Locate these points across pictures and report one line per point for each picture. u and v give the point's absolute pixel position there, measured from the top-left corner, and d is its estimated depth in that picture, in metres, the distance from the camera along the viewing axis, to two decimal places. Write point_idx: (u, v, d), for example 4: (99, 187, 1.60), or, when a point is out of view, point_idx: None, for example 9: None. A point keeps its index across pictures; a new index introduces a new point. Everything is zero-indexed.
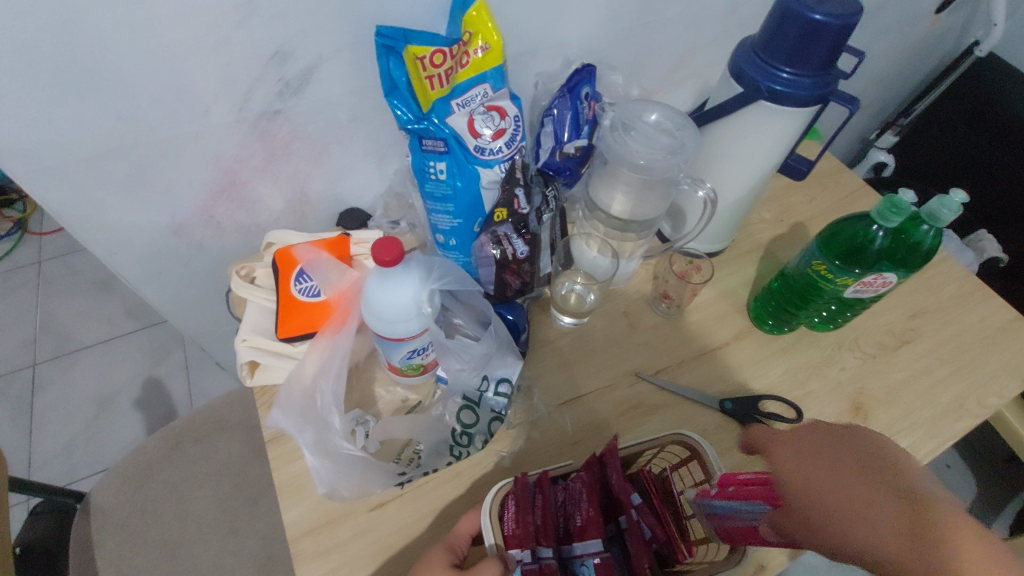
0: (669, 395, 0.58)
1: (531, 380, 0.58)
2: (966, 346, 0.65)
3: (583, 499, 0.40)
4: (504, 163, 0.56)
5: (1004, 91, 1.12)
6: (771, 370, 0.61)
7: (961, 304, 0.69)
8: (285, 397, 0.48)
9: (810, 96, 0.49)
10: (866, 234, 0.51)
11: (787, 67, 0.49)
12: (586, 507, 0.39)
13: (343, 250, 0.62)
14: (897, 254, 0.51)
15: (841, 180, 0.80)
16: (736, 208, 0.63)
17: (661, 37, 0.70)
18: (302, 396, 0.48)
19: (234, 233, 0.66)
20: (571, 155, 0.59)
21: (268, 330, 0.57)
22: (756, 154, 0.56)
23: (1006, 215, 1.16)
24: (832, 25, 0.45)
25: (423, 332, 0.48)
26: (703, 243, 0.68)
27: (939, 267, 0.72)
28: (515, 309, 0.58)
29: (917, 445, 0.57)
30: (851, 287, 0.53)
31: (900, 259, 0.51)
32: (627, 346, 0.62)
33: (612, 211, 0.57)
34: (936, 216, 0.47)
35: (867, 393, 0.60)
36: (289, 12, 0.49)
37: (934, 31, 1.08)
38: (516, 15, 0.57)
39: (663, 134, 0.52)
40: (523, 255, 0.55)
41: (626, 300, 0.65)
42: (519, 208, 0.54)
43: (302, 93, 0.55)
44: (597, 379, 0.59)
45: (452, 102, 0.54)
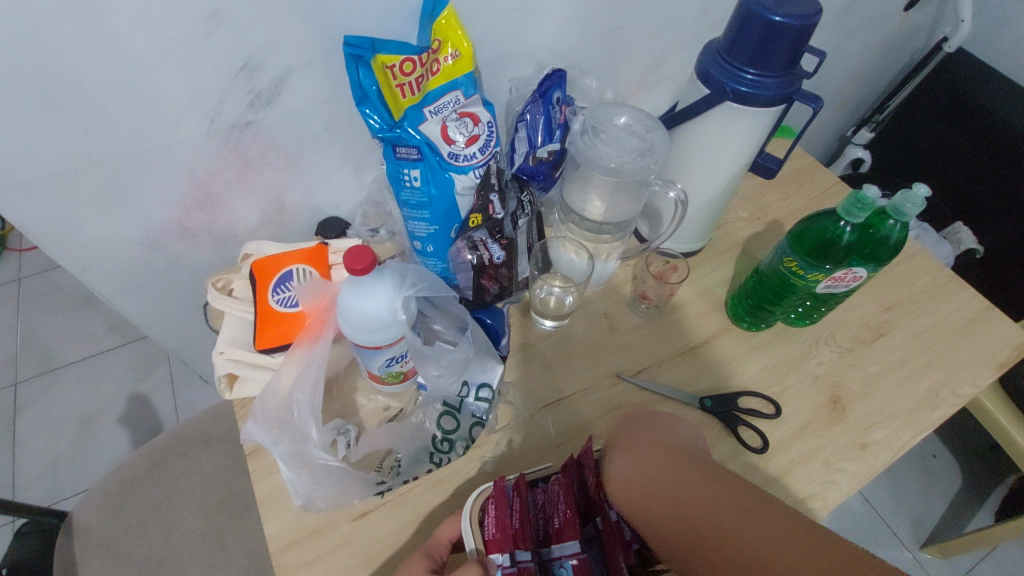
0: (649, 395, 0.59)
1: (513, 384, 0.59)
2: (940, 337, 0.66)
3: (560, 501, 0.41)
4: (479, 169, 0.57)
5: (973, 86, 1.15)
6: (749, 367, 0.62)
7: (934, 295, 0.70)
8: (262, 407, 0.48)
9: (775, 96, 0.50)
10: (835, 230, 0.52)
11: (750, 68, 0.50)
12: (563, 509, 0.40)
13: (322, 260, 0.62)
14: (866, 249, 0.52)
15: (816, 177, 0.81)
16: (711, 208, 0.64)
17: (633, 41, 0.71)
18: (278, 407, 0.48)
19: (211, 245, 0.66)
20: (544, 159, 0.59)
21: (246, 342, 0.57)
22: (728, 155, 0.57)
23: (979, 207, 1.18)
24: (791, 26, 0.46)
25: (399, 339, 0.48)
26: (680, 242, 0.68)
27: (912, 260, 0.74)
28: (495, 314, 0.58)
29: (895, 436, 0.58)
30: (823, 282, 0.54)
31: (868, 254, 0.52)
32: (608, 348, 0.62)
33: (587, 213, 0.58)
34: (900, 211, 0.48)
35: (844, 386, 0.61)
36: (256, 23, 0.49)
37: (904, 28, 1.10)
38: (486, 21, 0.58)
39: (632, 137, 0.52)
40: (500, 259, 0.56)
41: (606, 302, 0.66)
42: (494, 213, 0.55)
43: (274, 103, 0.55)
44: (578, 382, 0.59)
45: (424, 109, 0.54)
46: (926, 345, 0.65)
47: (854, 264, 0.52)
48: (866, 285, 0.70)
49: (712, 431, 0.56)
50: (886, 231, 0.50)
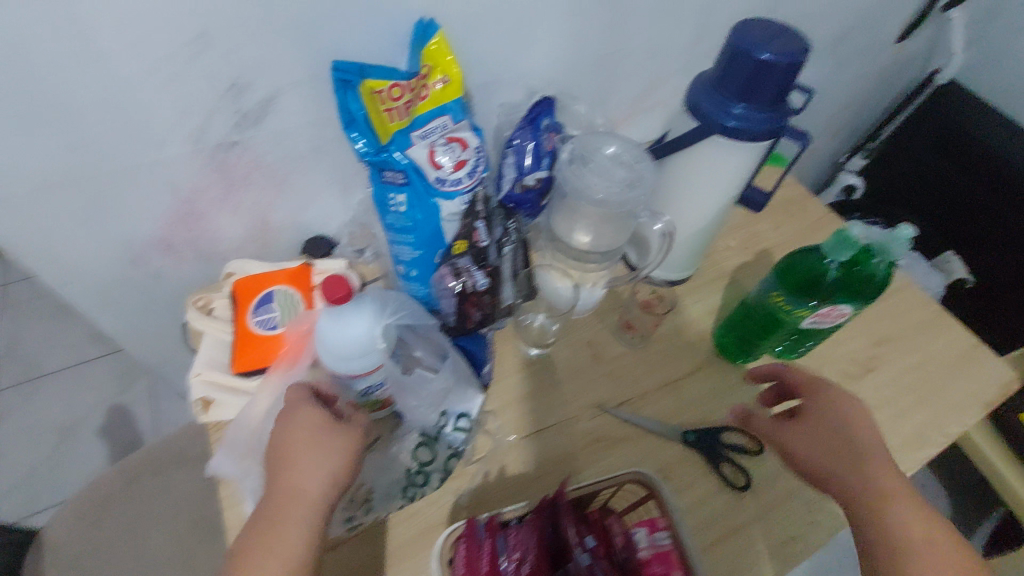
0: (632, 428, 0.58)
1: (494, 413, 0.58)
2: (927, 375, 0.66)
3: (530, 547, 0.39)
4: (465, 195, 0.56)
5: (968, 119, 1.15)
6: (734, 401, 0.61)
7: (922, 332, 0.70)
8: (232, 438, 0.48)
9: (764, 130, 0.50)
10: (820, 267, 0.51)
11: (739, 102, 0.50)
12: (531, 556, 0.39)
13: (305, 280, 0.61)
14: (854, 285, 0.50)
15: (808, 208, 0.81)
16: (699, 238, 0.63)
17: (626, 68, 0.71)
18: (251, 437, 0.48)
19: (194, 262, 0.64)
20: (531, 187, 0.59)
21: (224, 364, 0.56)
22: (716, 187, 0.57)
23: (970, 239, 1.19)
24: (779, 63, 0.46)
25: (377, 368, 0.46)
26: (668, 270, 0.68)
27: (902, 294, 0.74)
28: (478, 342, 0.58)
29: None
30: (808, 318, 0.54)
31: (857, 291, 0.51)
32: (592, 377, 0.62)
33: (573, 242, 0.57)
34: (887, 247, 0.49)
35: None
36: (244, 45, 0.48)
37: (897, 58, 1.11)
38: (477, 46, 0.58)
39: (619, 167, 0.52)
40: (484, 287, 0.55)
41: (592, 330, 0.65)
42: (479, 240, 0.54)
43: (260, 124, 0.54)
44: (560, 412, 0.59)
45: (412, 134, 0.53)
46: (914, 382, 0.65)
47: (840, 301, 0.51)
48: (854, 320, 0.70)
49: (695, 468, 0.56)
50: (868, 268, 0.50)
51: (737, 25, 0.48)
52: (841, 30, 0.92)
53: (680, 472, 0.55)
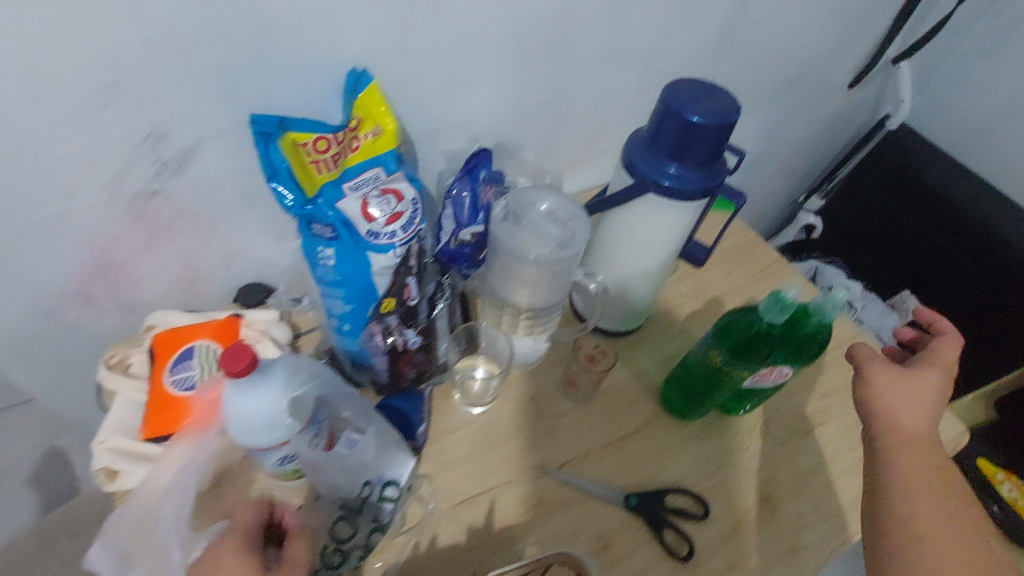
0: (573, 490, 0.56)
1: (426, 477, 0.55)
2: None
3: None
4: (400, 248, 0.54)
5: (918, 163, 1.18)
6: (680, 460, 0.59)
7: None
8: (114, 524, 0.44)
9: (698, 189, 0.50)
10: (756, 329, 0.50)
11: (672, 162, 0.49)
12: None
13: (231, 335, 0.58)
14: (793, 345, 0.50)
15: (757, 254, 0.81)
16: (643, 290, 0.63)
17: (573, 115, 0.71)
18: (138, 522, 0.44)
19: (115, 313, 0.60)
20: (467, 241, 0.57)
21: (133, 428, 0.52)
22: (654, 241, 0.57)
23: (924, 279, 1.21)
24: (707, 125, 0.46)
25: (285, 442, 0.43)
26: (612, 321, 0.67)
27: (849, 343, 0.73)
28: (411, 400, 0.55)
29: (827, 540, 0.56)
30: (749, 378, 0.53)
31: (795, 350, 0.50)
32: (533, 436, 0.59)
33: (511, 299, 0.55)
34: (823, 309, 0.47)
35: (776, 482, 0.59)
36: (161, 94, 0.45)
37: (849, 103, 1.14)
38: (416, 95, 0.57)
39: (552, 224, 0.50)
40: (416, 345, 0.52)
41: (535, 384, 0.63)
42: (408, 298, 0.51)
43: (183, 173, 0.51)
44: (497, 475, 0.56)
45: (343, 186, 0.52)
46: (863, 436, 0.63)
47: (778, 361, 0.51)
48: (802, 371, 0.69)
49: (636, 534, 0.54)
50: (808, 327, 0.49)
51: (667, 85, 0.48)
52: (789, 79, 0.93)
53: (621, 539, 0.53)
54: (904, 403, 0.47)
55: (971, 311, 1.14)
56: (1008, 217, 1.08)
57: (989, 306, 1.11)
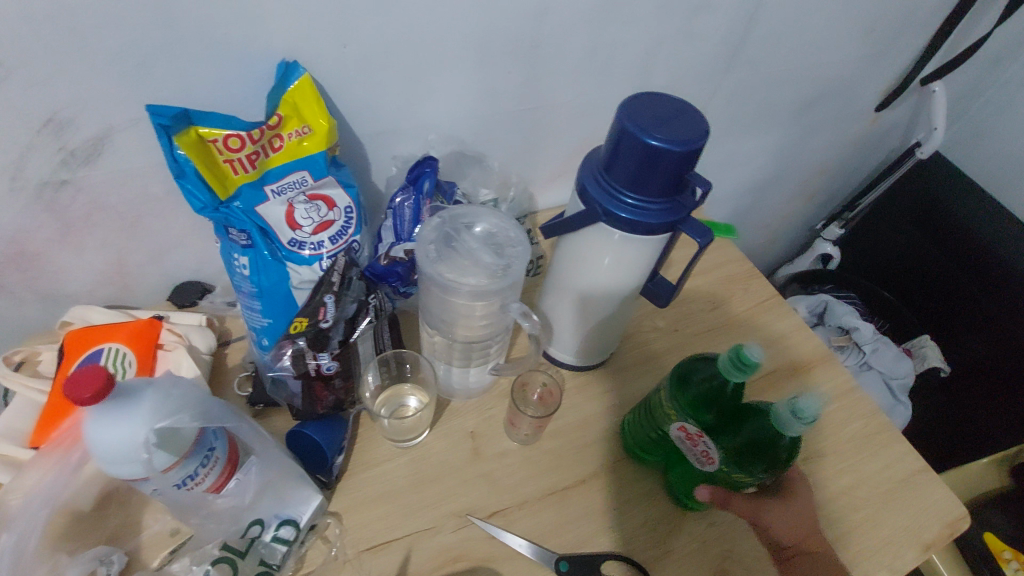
0: (500, 545, 0.50)
1: (338, 515, 0.49)
2: (860, 503, 0.58)
3: None
4: (327, 260, 0.50)
5: (947, 196, 1.08)
6: (629, 519, 0.53)
7: (860, 448, 0.62)
8: None
9: (659, 224, 0.44)
10: (716, 382, 0.45)
11: (630, 191, 0.43)
12: None
13: (148, 341, 0.53)
14: (742, 448, 0.44)
15: (750, 288, 0.74)
16: (602, 325, 0.57)
17: (550, 125, 0.64)
18: None
19: (35, 305, 0.56)
20: (399, 260, 0.52)
21: (22, 433, 0.48)
22: (611, 276, 0.51)
23: (950, 323, 1.11)
24: (669, 151, 0.39)
25: (170, 469, 0.37)
26: (570, 354, 0.61)
27: (845, 400, 0.65)
28: (328, 431, 0.49)
29: None
30: (674, 428, 0.48)
31: (748, 458, 0.44)
32: (465, 478, 0.54)
33: (446, 329, 0.50)
34: (786, 424, 0.41)
35: (734, 556, 0.52)
36: (57, 77, 0.41)
37: (876, 127, 1.04)
38: (361, 94, 0.51)
39: (488, 251, 0.45)
40: (331, 370, 0.48)
41: (477, 417, 0.58)
42: (321, 318, 0.47)
43: (94, 163, 0.47)
44: (417, 520, 0.50)
45: (265, 188, 0.48)
46: (837, 512, 0.57)
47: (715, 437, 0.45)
48: None
49: None
50: (763, 433, 0.44)
51: (623, 104, 0.42)
52: (805, 99, 0.85)
53: None
54: (797, 523, 0.50)
55: (998, 358, 1.03)
56: None
57: (1016, 357, 1.00)
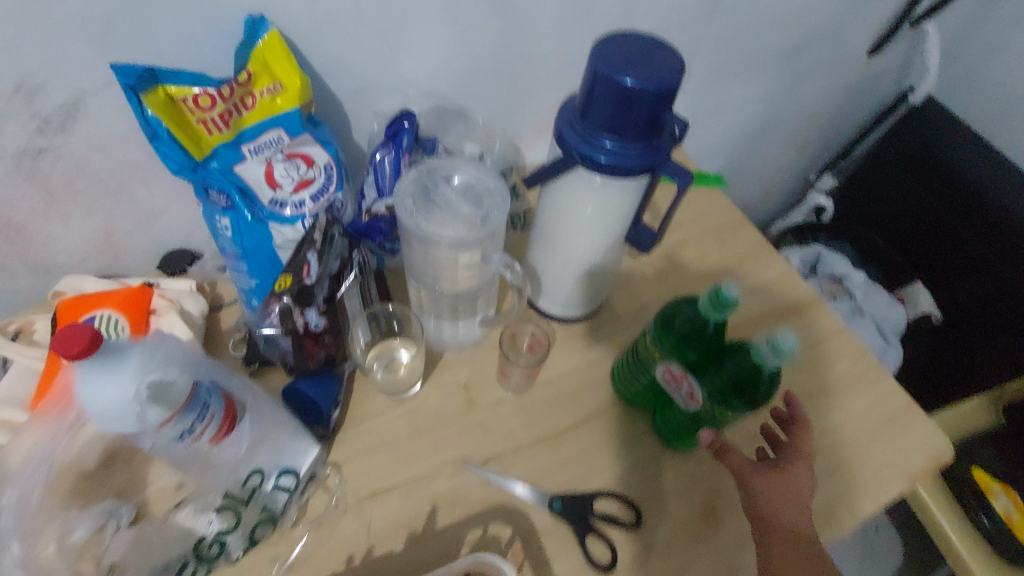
0: (495, 489, 0.51)
1: (337, 465, 0.51)
2: (847, 439, 0.59)
3: None
4: (308, 219, 0.50)
5: (935, 141, 1.06)
6: (620, 461, 0.55)
7: (849, 387, 0.63)
8: None
9: (639, 167, 0.43)
10: (698, 325, 0.46)
11: (608, 135, 0.43)
12: None
13: (139, 307, 0.53)
14: (725, 387, 0.44)
15: (740, 237, 0.74)
16: (589, 276, 0.57)
17: (533, 76, 0.63)
18: None
19: (27, 277, 0.57)
20: (381, 215, 0.53)
21: (24, 399, 0.50)
22: (594, 226, 0.51)
23: (941, 268, 1.11)
24: (644, 92, 0.39)
25: (165, 424, 0.38)
26: (559, 306, 0.62)
27: (835, 342, 0.66)
28: (322, 387, 0.50)
29: None
30: (661, 371, 0.48)
31: (727, 398, 0.45)
32: (460, 427, 0.55)
33: (431, 283, 0.50)
34: (763, 359, 0.42)
35: (722, 492, 0.54)
36: (21, 40, 0.40)
37: (870, 71, 1.02)
38: (335, 48, 0.51)
39: (466, 203, 0.45)
40: (320, 327, 0.49)
41: (470, 370, 0.59)
42: (305, 276, 0.47)
43: (70, 129, 0.47)
44: (413, 467, 0.52)
45: (241, 148, 0.48)
46: (823, 448, 0.58)
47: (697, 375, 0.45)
48: None
49: (558, 541, 0.49)
50: (743, 370, 0.44)
51: (595, 45, 0.41)
52: (795, 43, 0.83)
53: (541, 544, 0.49)
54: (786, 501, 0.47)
55: (989, 303, 1.03)
56: None
57: (1005, 299, 1.00)
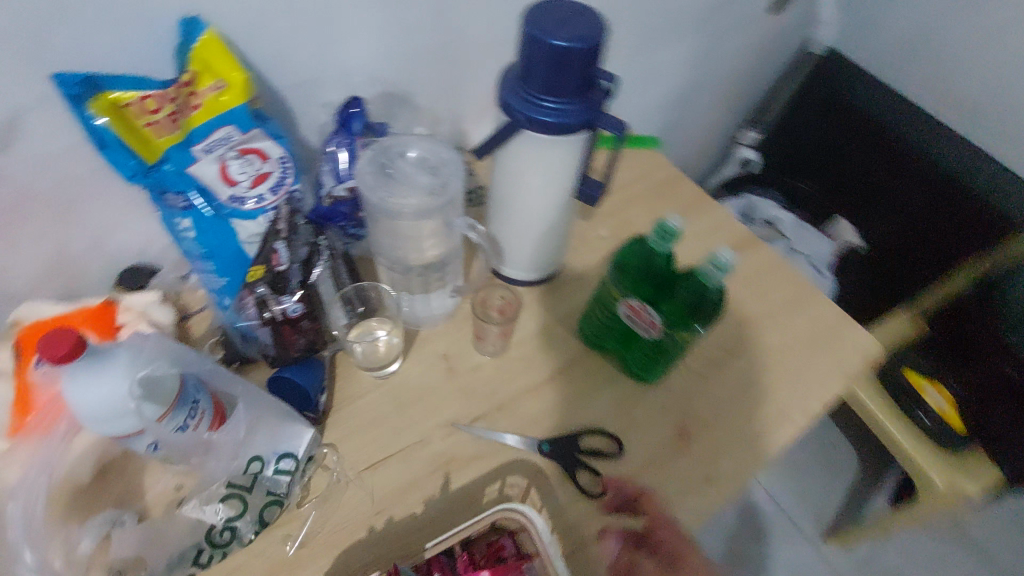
0: (487, 443, 0.55)
1: (333, 446, 0.53)
2: (794, 353, 0.65)
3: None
4: (270, 212, 0.51)
5: (841, 87, 1.17)
6: (598, 401, 0.59)
7: (790, 307, 0.69)
8: None
9: (579, 122, 0.47)
10: (652, 260, 0.51)
11: (547, 96, 0.47)
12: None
13: (107, 322, 0.53)
14: (678, 312, 0.49)
15: (679, 189, 0.80)
16: (548, 236, 0.61)
17: (470, 57, 0.66)
18: None
19: None
20: (341, 199, 0.55)
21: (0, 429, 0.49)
22: (545, 186, 0.55)
23: (859, 203, 1.22)
24: (575, 49, 0.43)
25: (163, 418, 0.39)
26: (524, 270, 0.65)
27: (775, 272, 0.72)
28: (306, 372, 0.52)
29: (741, 467, 0.56)
30: (624, 310, 0.53)
31: (683, 321, 0.49)
32: (446, 393, 0.58)
33: (401, 257, 0.53)
34: (709, 277, 0.47)
35: (693, 414, 0.59)
36: None
37: (775, 28, 1.11)
38: (277, 43, 0.52)
39: (422, 173, 0.48)
40: (296, 312, 0.50)
41: (447, 341, 0.61)
42: (277, 263, 0.49)
43: (7, 149, 0.45)
44: (407, 436, 0.54)
45: (192, 149, 0.48)
46: (777, 362, 0.64)
47: (653, 304, 0.50)
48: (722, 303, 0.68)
49: (551, 479, 0.53)
50: (693, 292, 0.48)
51: (526, 13, 0.45)
52: (705, 7, 0.90)
53: (536, 485, 0.53)
54: None
55: (910, 227, 1.14)
56: (924, 132, 1.09)
57: (920, 220, 1.11)
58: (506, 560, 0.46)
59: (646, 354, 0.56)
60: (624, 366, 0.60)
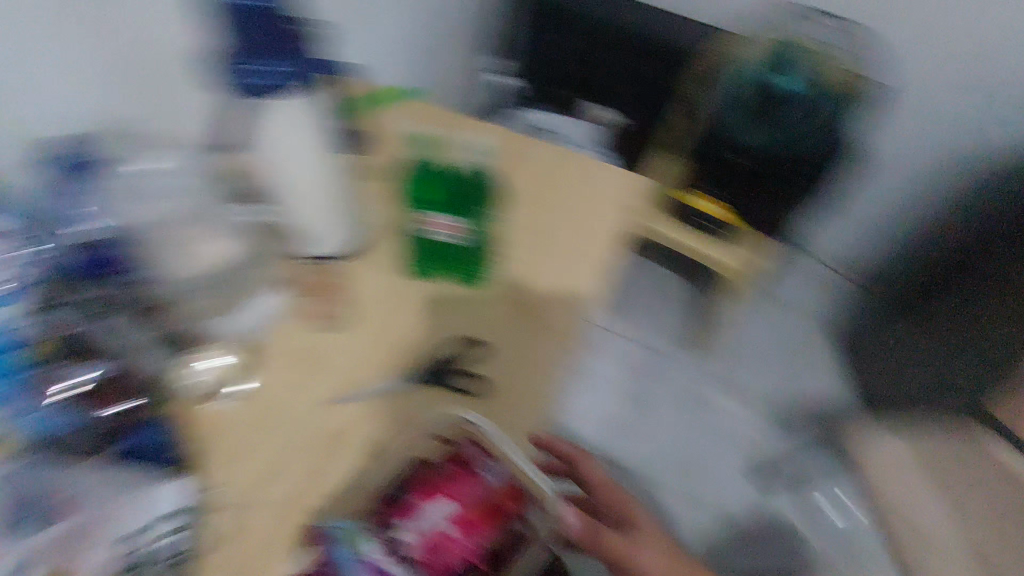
0: (367, 404, 0.56)
1: (218, 487, 0.50)
2: (588, 215, 0.72)
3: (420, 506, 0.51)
4: (30, 292, 0.50)
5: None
6: (448, 321, 0.63)
7: (574, 181, 0.74)
8: None
9: (290, 78, 0.50)
10: (432, 182, 0.67)
11: (253, 59, 0.49)
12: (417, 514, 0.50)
13: None
14: (463, 205, 0.68)
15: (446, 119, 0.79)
16: (336, 199, 0.60)
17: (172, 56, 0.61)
18: None
19: None
20: (96, 247, 0.52)
21: None
22: (298, 157, 0.54)
23: (610, 89, 1.28)
24: (258, 7, 0.48)
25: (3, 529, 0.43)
26: (328, 242, 0.63)
27: (554, 155, 0.77)
28: (153, 429, 0.50)
29: (578, 315, 0.64)
30: (436, 228, 0.67)
31: (469, 209, 0.68)
32: (308, 383, 0.57)
33: (191, 271, 0.53)
34: (475, 168, 0.68)
35: (528, 293, 0.65)
36: None
37: None
38: None
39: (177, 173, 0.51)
40: (108, 371, 0.49)
41: (286, 339, 0.60)
42: (69, 327, 0.50)
43: None
44: (286, 439, 0.54)
45: None
46: (580, 228, 0.71)
47: (449, 210, 0.67)
48: (517, 196, 0.73)
49: (434, 401, 0.58)
50: (468, 185, 0.68)
51: None
52: None
53: (426, 412, 0.57)
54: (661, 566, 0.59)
55: (655, 93, 1.25)
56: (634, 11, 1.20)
57: (661, 84, 1.24)
58: (460, 461, 0.54)
59: (464, 255, 0.66)
60: (455, 279, 0.65)
